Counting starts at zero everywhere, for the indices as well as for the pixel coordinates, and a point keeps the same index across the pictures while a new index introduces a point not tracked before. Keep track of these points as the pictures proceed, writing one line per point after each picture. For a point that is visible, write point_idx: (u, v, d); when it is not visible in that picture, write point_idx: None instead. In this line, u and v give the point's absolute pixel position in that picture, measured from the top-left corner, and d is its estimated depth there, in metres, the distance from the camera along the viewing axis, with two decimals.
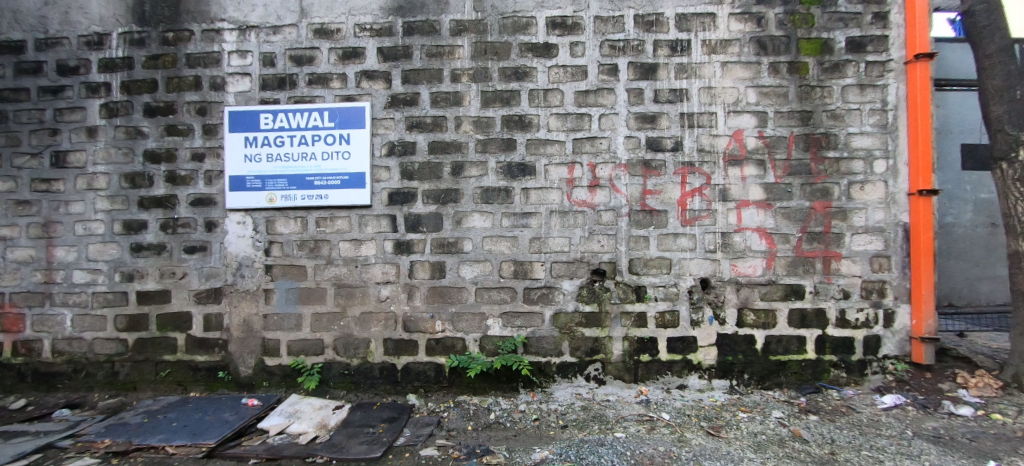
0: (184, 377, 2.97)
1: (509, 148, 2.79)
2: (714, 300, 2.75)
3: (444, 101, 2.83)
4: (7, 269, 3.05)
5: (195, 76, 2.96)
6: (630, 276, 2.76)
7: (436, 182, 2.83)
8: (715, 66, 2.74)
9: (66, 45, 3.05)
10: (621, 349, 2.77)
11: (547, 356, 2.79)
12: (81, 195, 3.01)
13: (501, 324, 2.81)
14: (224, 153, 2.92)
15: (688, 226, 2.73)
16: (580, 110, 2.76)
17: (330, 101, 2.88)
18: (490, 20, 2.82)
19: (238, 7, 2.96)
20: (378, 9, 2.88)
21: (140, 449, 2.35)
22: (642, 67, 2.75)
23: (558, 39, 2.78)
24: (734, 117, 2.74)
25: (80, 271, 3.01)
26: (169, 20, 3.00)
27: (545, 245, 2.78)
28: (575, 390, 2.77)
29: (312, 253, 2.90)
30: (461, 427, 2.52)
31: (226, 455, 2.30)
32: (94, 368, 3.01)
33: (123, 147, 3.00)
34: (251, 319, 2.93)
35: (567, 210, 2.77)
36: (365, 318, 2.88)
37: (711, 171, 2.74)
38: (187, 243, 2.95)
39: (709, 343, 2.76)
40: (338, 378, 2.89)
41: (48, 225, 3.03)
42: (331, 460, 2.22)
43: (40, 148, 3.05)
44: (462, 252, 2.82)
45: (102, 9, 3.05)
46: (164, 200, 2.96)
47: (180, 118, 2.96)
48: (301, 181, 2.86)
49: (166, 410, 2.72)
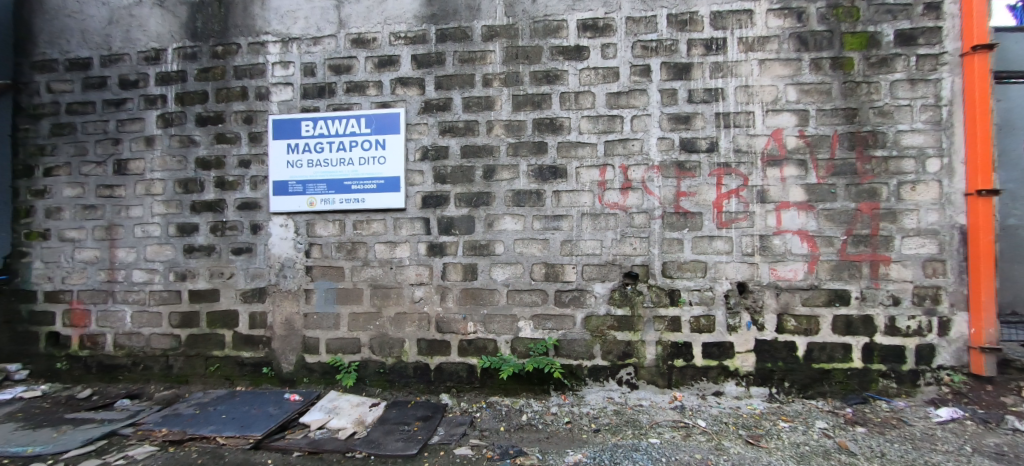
0: (231, 372, 3.14)
1: (540, 151, 2.80)
2: (752, 305, 2.67)
3: (476, 105, 2.88)
4: (76, 269, 3.32)
5: (242, 87, 3.13)
6: (663, 279, 2.72)
7: (468, 186, 2.88)
8: (753, 63, 2.66)
9: (128, 61, 3.29)
10: (654, 353, 2.73)
11: (579, 359, 2.79)
12: (140, 200, 3.24)
13: (532, 327, 2.82)
14: (268, 159, 3.06)
15: (724, 228, 2.67)
16: (611, 112, 2.75)
17: (366, 107, 2.98)
18: (522, 25, 2.85)
19: (281, 20, 3.10)
20: (413, 18, 2.96)
21: (194, 439, 2.51)
22: (675, 67, 2.71)
23: (589, 41, 2.78)
24: (773, 116, 2.65)
25: (139, 271, 3.23)
26: (219, 35, 3.18)
27: (576, 248, 2.78)
28: (607, 394, 2.75)
29: (350, 254, 3.00)
30: (493, 427, 2.55)
31: (272, 447, 2.41)
32: (151, 361, 3.23)
33: (177, 155, 3.20)
34: (293, 317, 3.07)
35: (598, 212, 2.76)
36: (399, 318, 2.96)
37: (749, 171, 2.66)
38: (235, 245, 3.12)
39: (747, 349, 2.68)
40: (374, 376, 2.99)
41: (111, 228, 3.27)
42: (369, 456, 2.30)
43: (104, 156, 3.30)
44: (494, 254, 2.85)
45: (159, 27, 3.26)
46: (214, 204, 3.14)
47: (228, 127, 3.14)
48: (339, 186, 2.96)
49: (216, 402, 2.89)
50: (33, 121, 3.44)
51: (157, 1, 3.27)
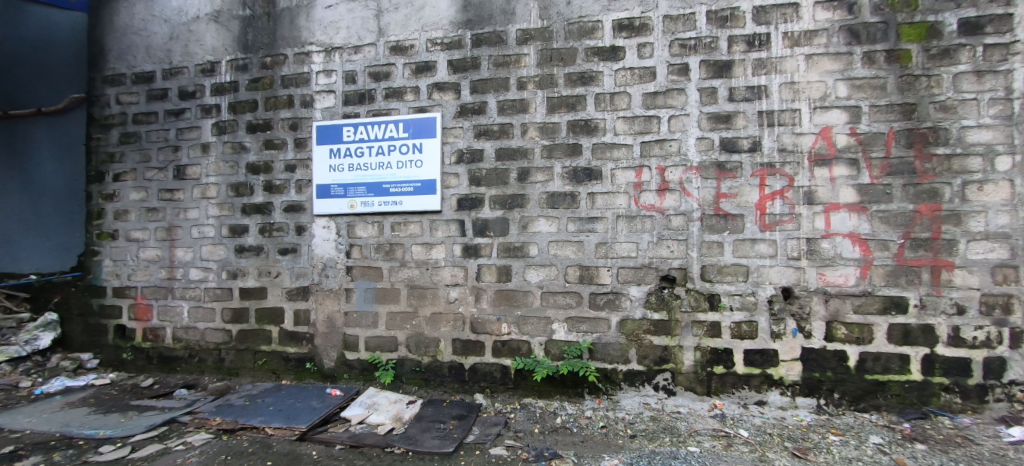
0: (277, 366, 3.30)
1: (575, 153, 2.79)
2: (799, 311, 2.55)
3: (510, 108, 2.90)
4: (140, 267, 3.58)
5: (288, 95, 3.29)
6: (702, 283, 2.64)
7: (503, 188, 2.90)
8: (799, 59, 2.55)
9: (186, 74, 3.53)
10: (693, 359, 2.66)
11: (614, 363, 2.75)
12: (197, 203, 3.46)
13: (567, 329, 2.81)
14: (313, 164, 3.20)
15: (767, 231, 2.56)
16: (648, 112, 2.70)
17: (404, 112, 3.07)
18: (556, 27, 2.85)
19: (325, 30, 3.24)
20: (449, 24, 3.02)
21: (245, 428, 2.66)
22: (715, 65, 2.63)
23: (625, 41, 2.74)
24: (821, 113, 2.53)
25: (195, 269, 3.46)
26: (268, 47, 3.36)
27: (612, 250, 2.74)
28: (642, 399, 2.70)
29: (388, 255, 3.09)
30: (528, 429, 2.56)
31: (316, 440, 2.52)
32: (205, 354, 3.44)
33: (230, 161, 3.40)
34: (334, 315, 3.19)
35: (634, 215, 2.71)
36: (435, 318, 3.03)
37: (795, 171, 2.55)
38: (282, 246, 3.28)
39: (793, 357, 2.56)
40: (410, 374, 3.06)
41: (171, 229, 3.52)
42: (407, 452, 2.36)
43: (165, 162, 3.55)
44: (528, 256, 2.86)
45: (214, 41, 3.48)
46: (263, 206, 3.31)
47: (276, 133, 3.30)
48: (378, 189, 3.06)
49: (264, 395, 3.05)
50: (105, 131, 3.75)
51: (212, 17, 3.49)
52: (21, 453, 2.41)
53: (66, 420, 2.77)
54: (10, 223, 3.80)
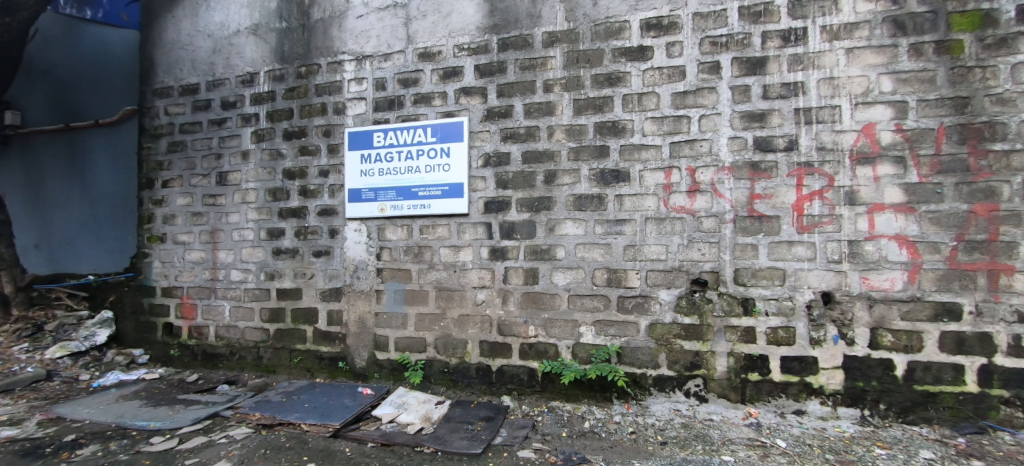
0: (312, 364, 3.41)
1: (602, 155, 2.77)
2: (840, 317, 2.43)
3: (537, 111, 2.90)
4: (186, 268, 3.78)
5: (322, 103, 3.40)
6: (736, 287, 2.56)
7: (530, 191, 2.90)
8: (839, 53, 2.44)
9: (228, 85, 3.71)
10: (726, 365, 2.58)
11: (643, 368, 2.70)
12: (237, 207, 3.62)
13: (595, 332, 2.78)
14: (345, 169, 3.30)
15: (805, 233, 2.46)
16: (678, 112, 2.64)
17: (432, 117, 3.11)
18: (583, 28, 2.83)
19: (356, 39, 3.34)
20: (475, 29, 3.05)
21: (282, 424, 2.76)
22: (749, 62, 2.55)
23: (653, 40, 2.70)
24: (863, 109, 2.41)
25: (236, 271, 3.62)
26: (303, 57, 3.48)
27: (640, 253, 2.70)
28: (673, 405, 2.64)
29: (417, 258, 3.15)
30: (555, 432, 2.55)
31: (349, 437, 2.59)
32: (245, 351, 3.59)
33: (268, 167, 3.54)
34: (365, 316, 3.27)
35: (664, 217, 2.66)
36: (463, 320, 3.05)
37: (835, 170, 2.44)
38: (316, 248, 3.39)
39: (834, 365, 2.44)
40: (438, 375, 3.10)
41: (214, 232, 3.69)
42: (437, 452, 2.39)
43: (209, 169, 3.74)
44: (556, 259, 2.85)
45: (253, 53, 3.64)
46: (298, 210, 3.44)
47: (310, 140, 3.42)
48: (407, 193, 3.12)
49: (299, 392, 3.16)
50: (155, 140, 3.98)
51: (252, 30, 3.65)
52: (82, 441, 2.59)
53: (121, 411, 2.96)
54: (74, 228, 4.18)
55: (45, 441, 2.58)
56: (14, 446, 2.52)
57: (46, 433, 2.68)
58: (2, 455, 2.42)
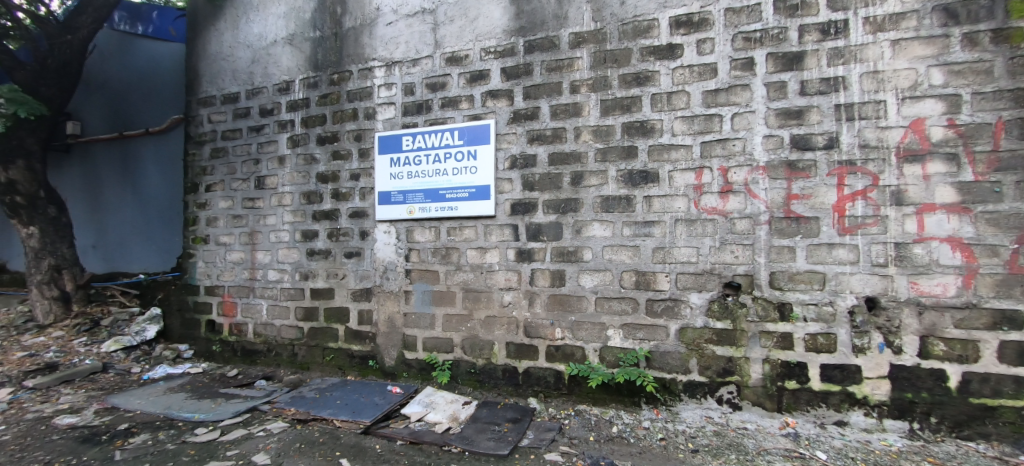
0: (344, 363, 3.50)
1: (630, 155, 2.72)
2: (886, 324, 2.30)
3: (564, 112, 2.88)
4: (227, 268, 3.96)
5: (353, 108, 3.50)
6: (771, 291, 2.46)
7: (557, 192, 2.89)
8: (884, 45, 2.31)
9: (266, 93, 3.86)
10: (761, 372, 2.48)
11: (673, 373, 2.64)
12: (274, 210, 3.77)
13: (622, 336, 2.74)
14: (375, 172, 3.37)
15: (847, 235, 2.34)
16: (709, 111, 2.57)
17: (459, 120, 3.15)
18: (610, 28, 2.79)
19: (386, 46, 3.41)
20: (502, 32, 3.06)
21: (316, 419, 2.85)
22: (785, 58, 2.45)
23: (683, 38, 2.63)
24: (911, 103, 2.27)
25: (273, 271, 3.76)
26: (335, 64, 3.59)
27: (670, 255, 2.64)
28: (705, 412, 2.57)
29: (444, 259, 3.18)
30: (583, 436, 2.52)
31: (379, 434, 2.65)
32: (281, 349, 3.73)
33: (302, 171, 3.66)
34: (395, 316, 3.33)
35: (694, 218, 2.59)
36: (489, 321, 3.07)
37: (880, 169, 2.31)
38: (347, 250, 3.48)
39: (879, 374, 2.31)
40: (465, 376, 3.13)
41: (253, 234, 3.85)
42: (464, 452, 2.41)
43: (248, 174, 3.90)
44: (583, 260, 2.82)
45: (289, 61, 3.78)
46: (331, 213, 3.54)
47: (342, 144, 3.52)
48: (435, 195, 3.16)
49: (332, 388, 3.25)
50: (199, 147, 4.18)
51: (288, 40, 3.79)
52: (133, 430, 2.75)
53: (168, 403, 3.12)
54: (136, 230, 4.65)
55: (101, 429, 2.76)
56: (75, 433, 2.71)
57: (102, 421, 2.87)
58: (64, 441, 2.60)
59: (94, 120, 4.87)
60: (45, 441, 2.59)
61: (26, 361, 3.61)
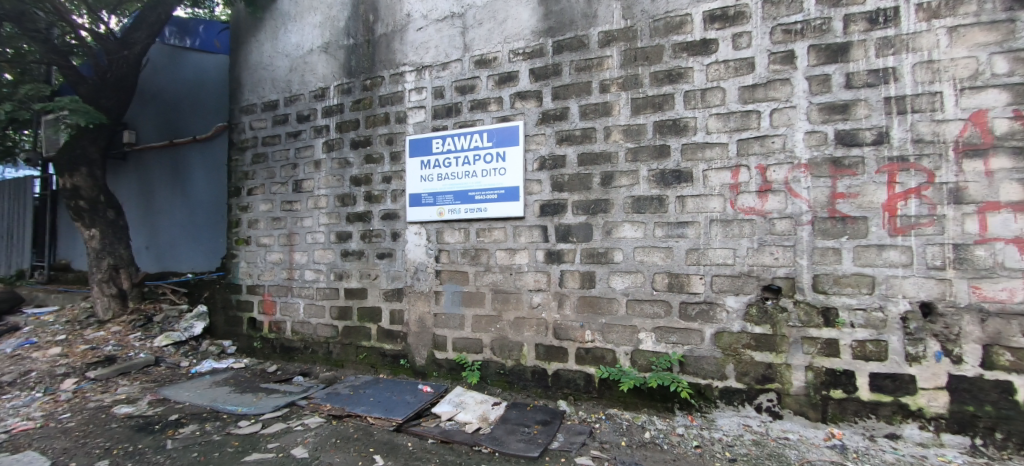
0: (376, 361, 3.58)
1: (662, 155, 2.65)
2: (944, 332, 2.14)
3: (593, 112, 2.84)
4: (267, 268, 4.12)
5: (385, 113, 3.57)
6: (815, 295, 2.34)
7: (587, 193, 2.85)
8: (939, 33, 2.15)
9: (303, 100, 4.00)
10: (804, 379, 2.37)
11: (708, 379, 2.55)
12: (311, 212, 3.90)
13: (655, 339, 2.68)
14: (407, 175, 3.43)
15: (899, 236, 2.20)
16: (746, 107, 2.48)
17: (488, 123, 3.16)
18: (641, 25, 2.74)
19: (416, 51, 3.46)
20: (530, 34, 3.05)
21: (350, 416, 2.92)
22: (828, 49, 2.33)
23: (718, 33, 2.55)
24: (971, 94, 2.11)
25: (309, 271, 3.89)
26: (368, 71, 3.68)
27: (704, 257, 2.56)
28: (743, 420, 2.47)
29: (474, 260, 3.20)
30: (614, 441, 2.48)
31: (411, 432, 2.69)
32: (317, 346, 3.85)
33: (337, 174, 3.77)
34: (425, 316, 3.38)
35: (731, 218, 2.50)
36: (519, 322, 3.06)
37: (935, 165, 2.16)
38: (379, 250, 3.55)
39: (936, 385, 2.16)
40: (495, 376, 3.14)
41: (291, 235, 4.00)
42: (495, 452, 2.42)
43: (287, 178, 4.05)
44: (613, 262, 2.78)
45: (324, 69, 3.90)
46: (364, 215, 3.63)
47: (375, 148, 3.60)
48: (465, 196, 3.18)
49: (365, 386, 3.33)
50: (241, 153, 4.37)
51: (323, 48, 3.91)
52: (183, 421, 2.90)
53: (213, 395, 3.28)
54: (185, 233, 4.91)
55: (154, 419, 2.92)
56: (131, 421, 2.89)
57: (155, 412, 3.04)
58: (122, 428, 2.78)
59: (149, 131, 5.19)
60: (105, 429, 2.77)
61: (88, 353, 3.88)
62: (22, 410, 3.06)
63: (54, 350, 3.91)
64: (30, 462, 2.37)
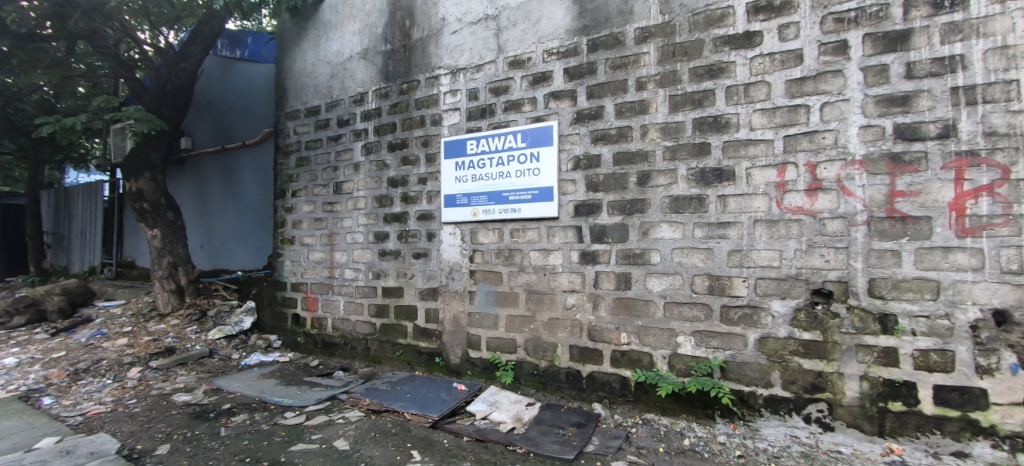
0: (412, 358, 3.65)
1: (702, 152, 2.56)
2: (1021, 342, 1.96)
3: (629, 110, 2.78)
4: (310, 267, 4.29)
5: (421, 115, 3.64)
6: (871, 300, 2.20)
7: (623, 193, 2.79)
8: (1014, 16, 1.97)
9: (343, 105, 4.13)
10: (858, 390, 2.23)
11: (752, 386, 2.45)
12: (350, 213, 4.02)
13: (694, 343, 2.59)
14: (442, 176, 3.48)
15: (969, 238, 2.03)
16: (793, 102, 2.35)
17: (522, 123, 3.15)
18: (680, 20, 2.65)
19: (451, 54, 3.50)
20: (565, 33, 3.02)
21: (388, 411, 2.99)
22: (885, 38, 2.18)
23: (762, 24, 2.43)
24: None
25: (349, 270, 4.01)
26: (404, 75, 3.75)
27: (747, 259, 2.45)
28: (790, 431, 2.35)
29: (508, 260, 3.21)
30: (652, 447, 2.42)
31: (447, 429, 2.73)
32: (356, 343, 3.97)
33: (375, 176, 3.87)
34: (459, 315, 3.42)
35: (776, 219, 2.38)
36: (553, 323, 3.04)
37: (1011, 160, 1.97)
38: (416, 250, 3.62)
39: (1011, 401, 1.97)
40: (529, 377, 3.14)
41: (331, 235, 4.14)
42: (530, 453, 2.42)
43: (328, 180, 4.20)
44: (650, 264, 2.71)
45: (363, 74, 4.01)
46: (400, 215, 3.71)
47: (411, 151, 3.67)
48: (499, 197, 3.19)
49: (401, 382, 3.41)
50: (286, 156, 4.56)
51: (362, 54, 4.03)
52: (234, 410, 3.07)
53: (262, 387, 3.46)
54: (235, 232, 5.21)
55: (209, 407, 3.11)
56: (188, 408, 3.08)
57: (210, 401, 3.23)
58: (181, 415, 2.97)
59: (204, 138, 5.55)
60: (166, 415, 2.97)
61: (151, 344, 4.17)
62: (95, 395, 3.33)
63: (122, 341, 4.23)
64: (102, 443, 2.57)
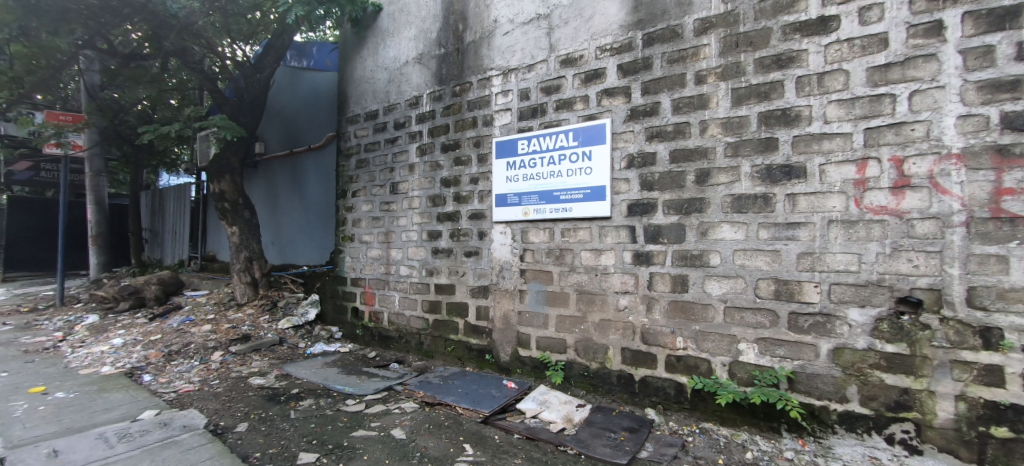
0: (463, 354, 3.73)
1: (768, 148, 2.41)
2: None
3: (687, 105, 2.65)
4: (368, 263, 4.50)
5: (473, 116, 3.69)
6: (971, 311, 1.95)
7: (679, 192, 2.68)
8: None
9: (399, 108, 4.28)
10: (953, 411, 1.99)
11: (825, 399, 2.27)
12: (406, 212, 4.16)
13: (758, 351, 2.44)
14: (493, 176, 3.51)
15: None
16: (876, 91, 2.14)
17: (574, 122, 3.10)
18: (744, 8, 2.49)
19: (503, 55, 3.52)
20: (619, 28, 2.94)
21: (441, 404, 3.07)
22: (991, 16, 1.92)
23: (839, 8, 2.23)
24: None
25: (404, 266, 4.16)
26: (457, 77, 3.82)
27: (820, 262, 2.26)
28: (868, 451, 2.15)
29: (559, 260, 3.18)
30: (710, 457, 2.31)
31: (498, 426, 2.76)
32: (411, 337, 4.11)
33: (429, 176, 3.98)
34: (510, 314, 3.44)
35: (855, 219, 2.18)
36: (604, 325, 2.98)
37: None
38: (467, 249, 3.69)
39: None
40: (579, 378, 3.10)
41: (388, 233, 4.31)
42: (581, 454, 2.39)
43: (385, 181, 4.37)
44: (709, 266, 2.58)
45: (418, 78, 4.13)
46: (453, 215, 3.79)
47: (463, 151, 3.74)
48: (550, 196, 3.18)
49: (453, 377, 3.48)
50: (347, 159, 4.80)
51: (417, 59, 4.15)
52: (302, 395, 3.28)
53: (325, 375, 3.67)
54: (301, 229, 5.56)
55: (280, 391, 3.35)
56: (263, 391, 3.34)
57: (280, 385, 3.48)
58: (256, 397, 3.23)
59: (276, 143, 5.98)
60: (244, 396, 3.24)
61: (230, 331, 4.56)
62: (185, 375, 3.70)
63: (206, 327, 4.67)
64: (191, 418, 2.84)
